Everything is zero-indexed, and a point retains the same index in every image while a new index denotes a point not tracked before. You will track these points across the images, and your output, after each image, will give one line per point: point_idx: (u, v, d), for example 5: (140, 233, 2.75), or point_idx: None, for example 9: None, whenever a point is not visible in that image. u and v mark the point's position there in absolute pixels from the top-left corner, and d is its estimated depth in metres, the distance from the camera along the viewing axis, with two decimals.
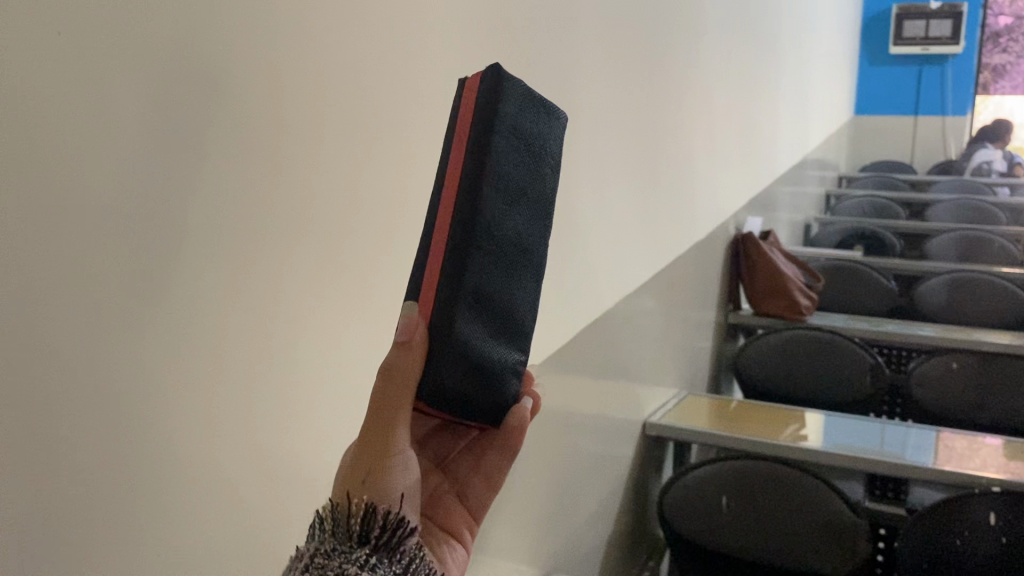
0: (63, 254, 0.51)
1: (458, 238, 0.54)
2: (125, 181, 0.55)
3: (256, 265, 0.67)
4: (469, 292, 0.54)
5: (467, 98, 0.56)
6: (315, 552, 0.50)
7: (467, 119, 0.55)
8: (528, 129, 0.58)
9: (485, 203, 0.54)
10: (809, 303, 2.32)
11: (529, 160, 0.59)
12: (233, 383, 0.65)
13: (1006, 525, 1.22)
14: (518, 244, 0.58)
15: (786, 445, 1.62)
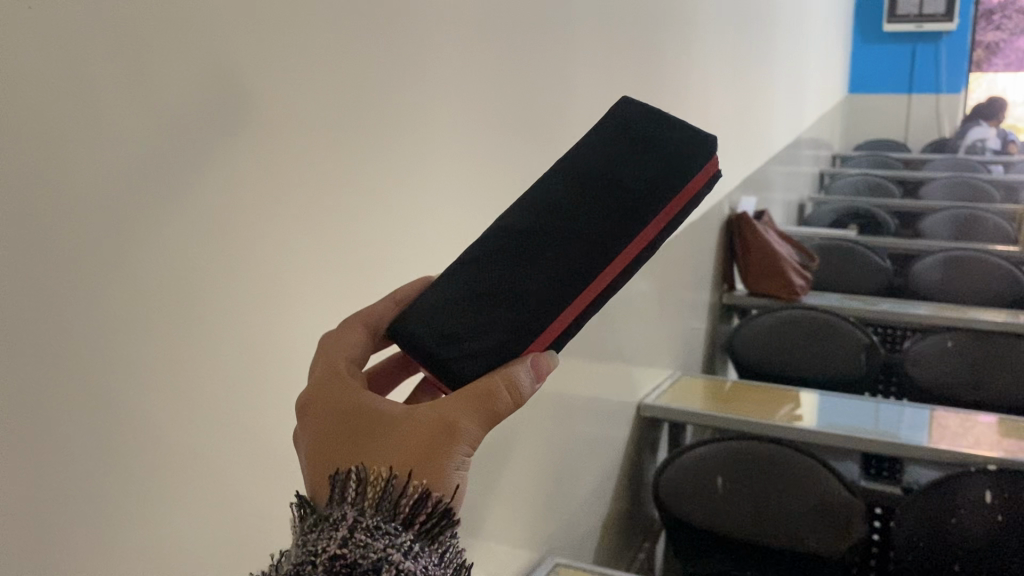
0: (40, 240, 0.50)
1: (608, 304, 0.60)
2: (101, 165, 0.53)
3: (241, 252, 0.66)
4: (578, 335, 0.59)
5: (694, 181, 0.60)
6: (355, 525, 0.46)
7: (686, 204, 0.60)
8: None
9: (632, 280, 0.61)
10: (804, 283, 2.31)
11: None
12: (217, 371, 0.64)
13: (1002, 503, 1.21)
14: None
15: (779, 425, 1.61)
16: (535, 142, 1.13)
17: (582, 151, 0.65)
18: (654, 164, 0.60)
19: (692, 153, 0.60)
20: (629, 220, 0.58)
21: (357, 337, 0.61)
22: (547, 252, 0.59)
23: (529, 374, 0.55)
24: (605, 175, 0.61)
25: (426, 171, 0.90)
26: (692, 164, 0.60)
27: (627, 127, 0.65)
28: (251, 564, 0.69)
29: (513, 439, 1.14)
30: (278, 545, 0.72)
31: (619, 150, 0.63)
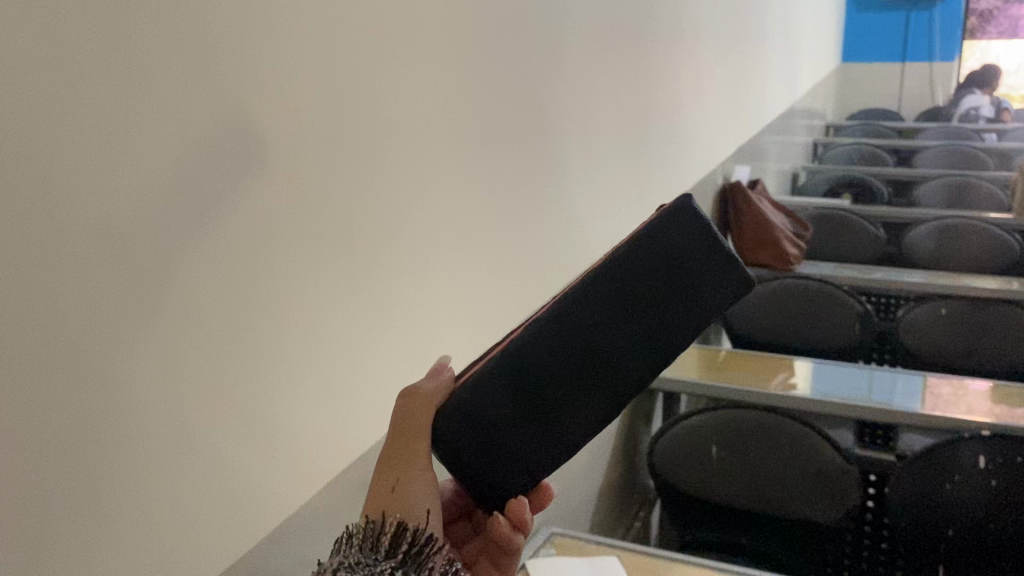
0: (28, 212, 0.48)
1: (555, 330, 0.57)
2: (87, 134, 0.51)
3: (237, 225, 0.64)
4: (524, 360, 0.57)
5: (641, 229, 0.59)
6: (340, 564, 0.46)
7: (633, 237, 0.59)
8: (671, 273, 0.56)
9: (596, 313, 0.56)
10: (797, 252, 2.31)
11: (674, 307, 0.56)
12: (218, 348, 0.63)
13: (995, 468, 1.21)
14: (611, 359, 0.56)
15: (775, 393, 1.61)
16: (528, 111, 1.12)
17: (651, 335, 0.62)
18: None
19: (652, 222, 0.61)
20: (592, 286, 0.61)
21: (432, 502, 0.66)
22: None
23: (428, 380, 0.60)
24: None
25: (425, 141, 0.88)
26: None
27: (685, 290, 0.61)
28: (256, 542, 0.68)
29: None
30: (282, 523, 0.71)
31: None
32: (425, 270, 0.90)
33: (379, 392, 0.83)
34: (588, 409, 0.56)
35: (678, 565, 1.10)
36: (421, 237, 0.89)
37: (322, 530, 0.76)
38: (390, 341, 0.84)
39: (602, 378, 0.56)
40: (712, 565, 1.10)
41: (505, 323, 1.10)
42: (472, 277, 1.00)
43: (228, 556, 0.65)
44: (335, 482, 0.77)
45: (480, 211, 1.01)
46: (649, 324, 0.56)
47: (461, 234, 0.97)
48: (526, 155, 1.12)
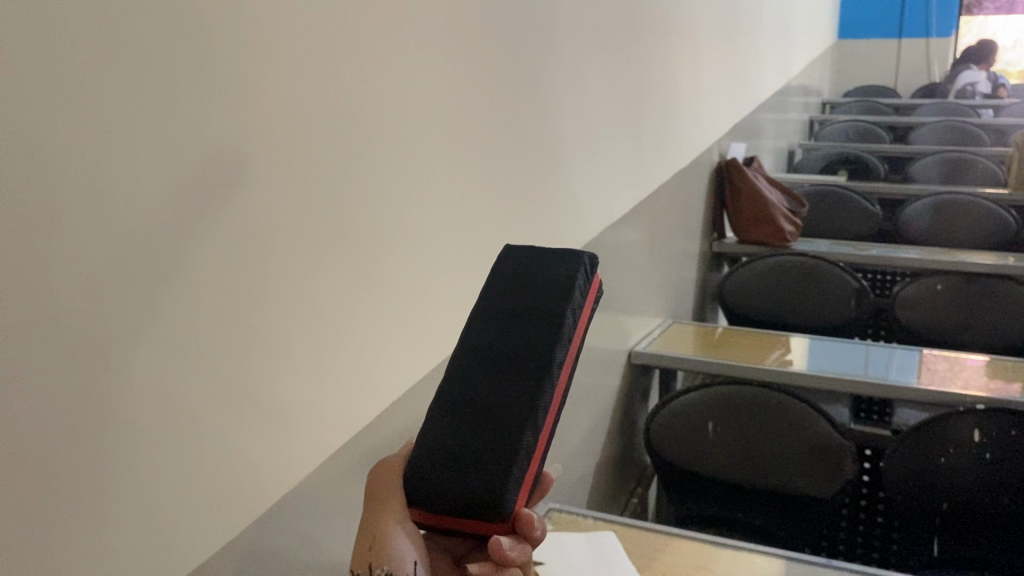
0: (23, 185, 0.47)
1: (463, 363, 0.60)
2: (80, 107, 0.51)
3: (231, 201, 0.63)
4: (445, 403, 0.59)
5: None
6: None
7: None
8: (528, 281, 0.60)
9: (484, 333, 0.60)
10: (793, 229, 2.31)
11: (542, 293, 0.59)
12: (217, 326, 0.62)
13: (991, 441, 1.21)
14: (512, 358, 0.58)
15: (771, 369, 1.62)
16: (523, 86, 1.11)
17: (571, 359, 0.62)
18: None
19: None
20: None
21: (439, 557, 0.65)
22: None
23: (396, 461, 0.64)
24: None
25: (420, 115, 0.88)
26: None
27: None
28: (254, 518, 0.68)
29: None
30: (280, 499, 0.71)
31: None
32: (422, 248, 0.90)
33: (376, 370, 0.83)
34: (507, 420, 0.56)
35: (677, 540, 1.11)
36: (417, 216, 0.88)
37: (319, 507, 0.76)
38: (387, 319, 0.84)
39: (518, 373, 0.57)
40: (710, 539, 1.10)
41: None
42: (468, 255, 1.00)
43: (226, 533, 0.65)
44: (334, 459, 0.77)
45: (477, 190, 1.01)
46: (531, 316, 0.58)
47: (457, 212, 0.97)
48: (522, 131, 1.12)
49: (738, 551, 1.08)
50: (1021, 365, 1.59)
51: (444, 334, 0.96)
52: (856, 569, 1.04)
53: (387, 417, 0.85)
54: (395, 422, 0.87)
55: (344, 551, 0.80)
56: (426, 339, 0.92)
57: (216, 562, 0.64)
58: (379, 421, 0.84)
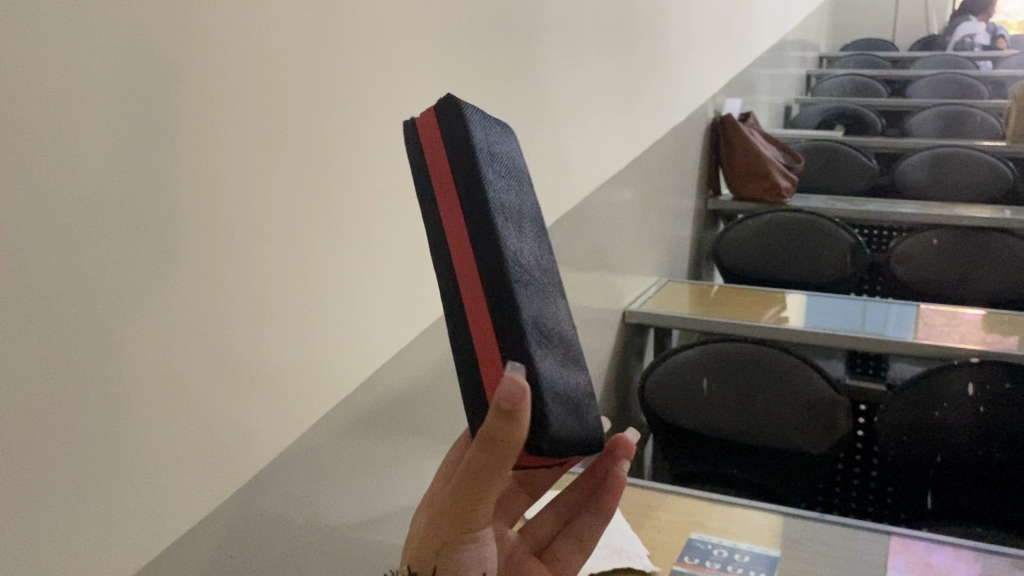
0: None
1: (519, 273, 0.48)
2: (56, 67, 0.49)
3: (210, 162, 0.62)
4: (537, 335, 0.47)
5: (432, 143, 0.49)
6: None
7: (436, 157, 0.49)
8: (504, 163, 0.52)
9: (514, 232, 0.49)
10: (789, 185, 2.32)
11: (515, 180, 0.53)
12: (199, 288, 0.61)
13: (984, 395, 1.21)
14: (537, 264, 0.52)
15: (766, 326, 1.62)
16: (511, 43, 1.09)
17: None
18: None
19: (415, 134, 0.51)
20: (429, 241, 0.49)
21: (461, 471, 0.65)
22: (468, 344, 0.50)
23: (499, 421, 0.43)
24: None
25: (404, 71, 0.86)
26: (412, 155, 0.51)
27: None
28: (243, 480, 0.68)
29: None
30: (269, 461, 0.71)
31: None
32: (407, 209, 0.88)
33: (366, 334, 0.83)
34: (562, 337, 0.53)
35: (671, 499, 1.11)
36: (402, 175, 0.87)
37: (309, 468, 0.76)
38: (373, 281, 0.83)
39: (544, 277, 0.52)
40: (705, 497, 1.11)
41: None
42: None
43: (214, 497, 0.65)
44: (321, 423, 0.77)
45: None
46: (521, 207, 0.52)
47: None
48: (511, 89, 1.10)
49: (733, 507, 1.08)
50: (1017, 318, 1.59)
51: (434, 295, 0.95)
52: (849, 522, 1.05)
53: (376, 380, 0.85)
54: (383, 384, 0.86)
55: (333, 512, 0.80)
56: (415, 300, 0.91)
57: (202, 526, 0.64)
58: (366, 384, 0.83)
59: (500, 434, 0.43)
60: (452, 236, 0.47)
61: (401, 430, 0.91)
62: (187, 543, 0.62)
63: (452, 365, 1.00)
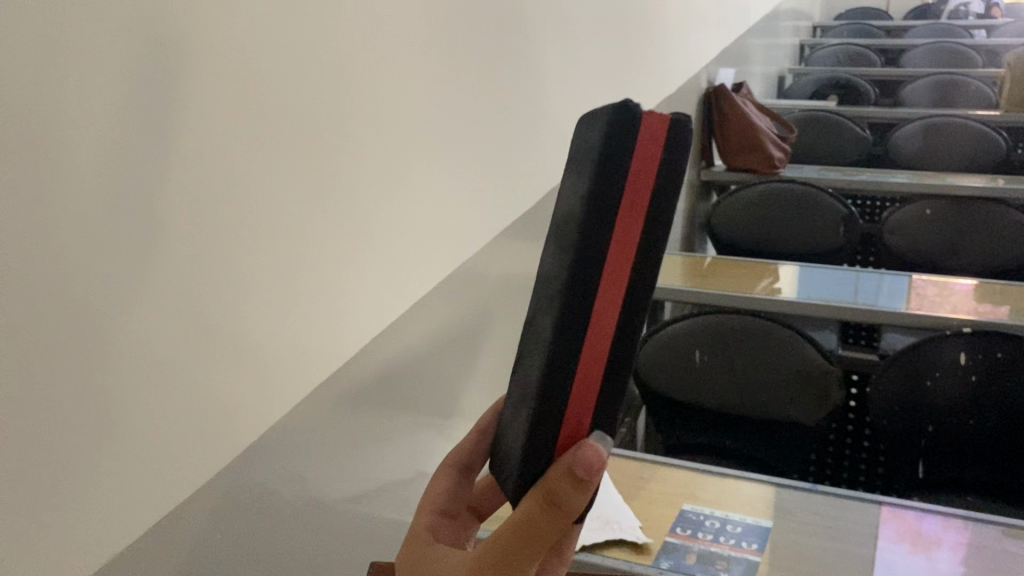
0: None
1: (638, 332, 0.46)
2: (40, 35, 0.48)
3: (197, 132, 0.60)
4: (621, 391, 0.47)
5: (640, 161, 0.43)
6: None
7: (638, 182, 0.43)
8: None
9: None
10: (783, 155, 2.29)
11: None
12: (187, 262, 0.60)
13: (976, 363, 1.21)
14: None
15: (760, 298, 1.62)
16: (503, 12, 1.07)
17: (555, 227, 0.52)
18: (586, 164, 0.45)
19: (611, 129, 0.43)
20: (577, 258, 0.44)
21: (445, 480, 0.64)
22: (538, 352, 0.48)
23: (571, 480, 0.44)
24: (569, 199, 0.48)
25: (394, 40, 0.84)
26: (612, 145, 0.43)
27: (577, 154, 0.49)
28: (234, 453, 0.67)
29: (488, 321, 1.12)
30: (260, 430, 0.70)
31: (578, 158, 0.48)
32: (398, 181, 0.87)
33: (356, 307, 0.82)
34: None
35: (664, 469, 1.11)
36: (391, 146, 0.86)
37: (301, 441, 0.76)
38: (364, 255, 0.83)
39: None
40: (698, 467, 1.11)
41: (485, 230, 1.08)
42: (448, 187, 0.98)
43: (207, 470, 0.64)
44: (313, 397, 0.77)
45: (455, 120, 0.98)
46: None
47: (434, 144, 0.94)
48: (502, 59, 1.08)
49: (726, 478, 1.08)
50: (1009, 288, 1.59)
51: (425, 268, 0.95)
52: (841, 492, 1.05)
53: (367, 353, 0.85)
54: (373, 359, 0.86)
55: (324, 487, 0.80)
56: (405, 274, 0.90)
57: (195, 500, 0.63)
58: (358, 358, 0.83)
59: (563, 496, 0.45)
60: (610, 281, 0.44)
61: (392, 404, 0.91)
62: (179, 517, 0.62)
63: (443, 340, 1.00)
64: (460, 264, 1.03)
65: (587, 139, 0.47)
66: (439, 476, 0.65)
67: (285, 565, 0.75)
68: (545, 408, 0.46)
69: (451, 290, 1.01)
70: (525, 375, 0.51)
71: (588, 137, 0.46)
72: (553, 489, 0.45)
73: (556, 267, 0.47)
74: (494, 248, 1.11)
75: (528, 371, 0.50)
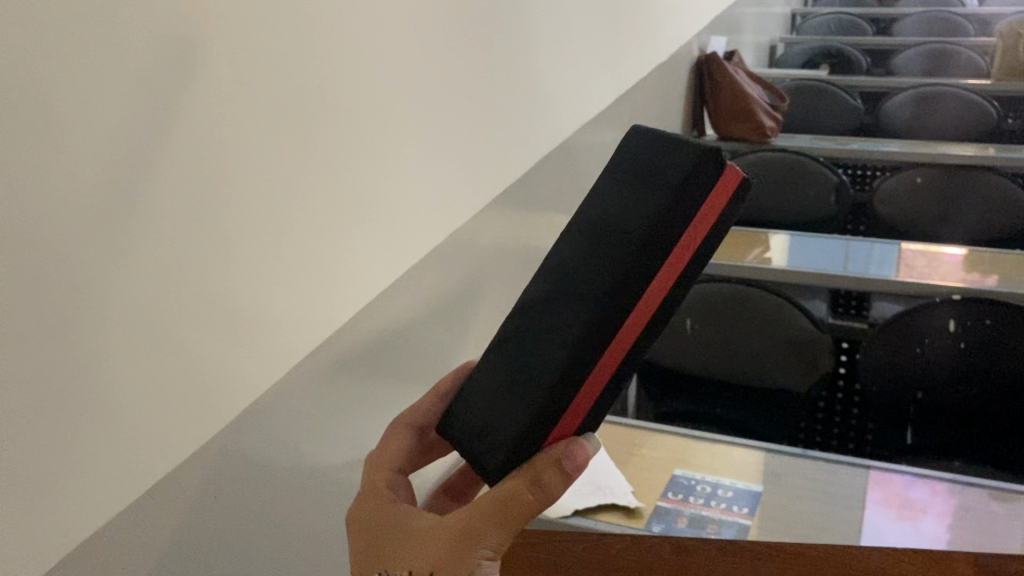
0: None
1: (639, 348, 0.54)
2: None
3: (189, 96, 0.60)
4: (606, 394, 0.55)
5: (711, 206, 0.50)
6: None
7: (703, 222, 0.50)
8: None
9: None
10: (774, 124, 2.29)
11: None
12: (179, 226, 0.60)
13: (965, 330, 1.22)
14: None
15: (751, 267, 1.62)
16: None
17: (585, 219, 0.57)
18: (659, 189, 0.51)
19: (696, 170, 0.50)
20: (633, 270, 0.51)
21: (402, 438, 0.66)
22: (558, 334, 0.53)
23: (557, 471, 0.52)
24: (621, 206, 0.54)
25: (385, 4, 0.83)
26: (696, 181, 0.50)
27: (632, 166, 0.56)
28: (228, 419, 0.67)
29: (480, 290, 1.12)
30: (253, 395, 0.70)
31: (636, 174, 0.54)
32: (390, 148, 0.87)
33: (348, 275, 0.82)
34: None
35: (655, 436, 1.12)
36: (383, 113, 0.85)
37: (293, 407, 0.76)
38: (357, 222, 0.82)
39: None
40: (688, 434, 1.12)
41: (477, 198, 1.08)
42: (441, 155, 0.98)
43: (201, 436, 0.65)
44: (306, 363, 0.77)
45: (447, 88, 0.97)
46: None
47: (426, 111, 0.93)
48: (494, 26, 1.07)
49: (716, 443, 1.09)
50: (998, 256, 1.60)
51: (418, 236, 0.94)
52: (830, 457, 1.06)
53: (360, 320, 0.85)
54: (366, 326, 0.86)
55: (317, 453, 0.80)
56: (397, 242, 0.90)
57: (188, 465, 0.64)
58: (351, 325, 0.83)
59: (549, 482, 0.52)
60: (647, 299, 0.51)
61: (384, 372, 0.91)
62: (172, 482, 0.62)
63: (434, 308, 1.00)
64: (453, 231, 1.02)
65: (657, 163, 0.54)
66: (394, 434, 0.67)
67: (278, 532, 0.75)
68: (562, 392, 0.52)
69: (443, 259, 1.01)
70: (522, 358, 0.56)
71: (661, 164, 0.53)
72: (537, 474, 0.52)
73: (595, 266, 0.53)
74: (485, 217, 1.11)
75: (536, 352, 0.55)
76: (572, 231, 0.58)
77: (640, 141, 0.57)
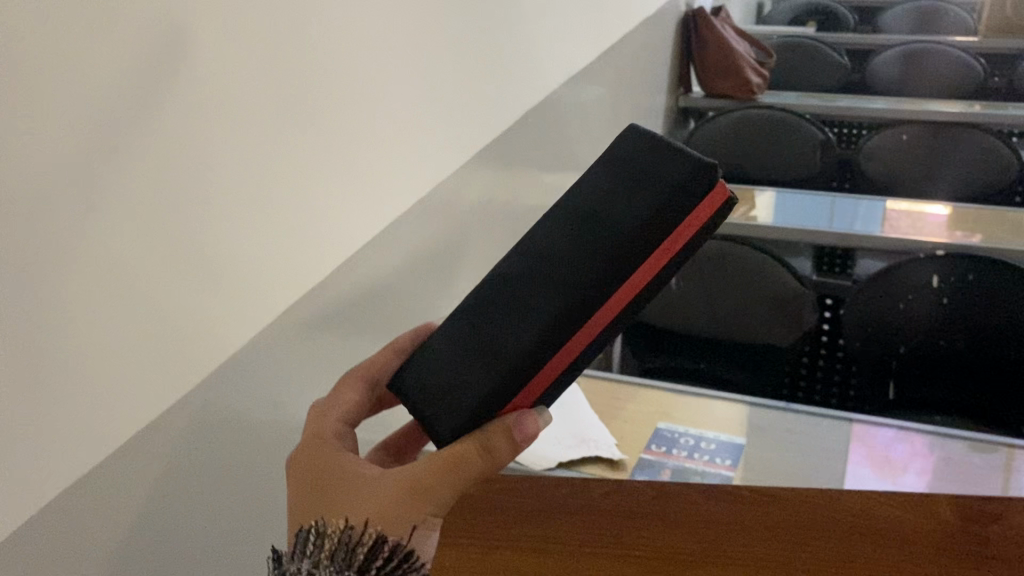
0: None
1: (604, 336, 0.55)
2: None
3: (165, 40, 0.58)
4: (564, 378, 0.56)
5: (701, 215, 0.52)
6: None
7: (690, 230, 0.52)
8: None
9: None
10: (760, 82, 2.26)
11: None
12: (157, 174, 0.58)
13: (948, 286, 1.22)
14: None
15: (736, 224, 1.62)
16: None
17: (571, 203, 0.58)
18: (651, 193, 0.53)
19: (692, 181, 0.52)
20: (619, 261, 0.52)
21: (356, 392, 0.65)
22: (533, 310, 0.54)
23: (506, 440, 0.52)
24: (611, 201, 0.55)
25: None
26: (692, 191, 0.52)
27: (624, 163, 0.57)
28: (208, 371, 0.66)
29: (462, 246, 1.11)
30: (233, 348, 0.69)
31: (628, 175, 0.56)
32: (370, 99, 0.85)
33: (329, 229, 0.81)
34: None
35: (639, 391, 1.12)
36: (363, 62, 0.83)
37: (272, 361, 0.75)
38: (337, 175, 0.81)
39: None
40: (671, 389, 1.12)
41: (459, 152, 1.06)
42: (423, 107, 0.96)
43: (180, 387, 0.64)
44: (286, 316, 0.76)
45: (429, 39, 0.95)
46: None
47: (407, 62, 0.91)
48: None
49: (699, 398, 1.09)
50: (982, 213, 1.60)
51: (399, 190, 0.93)
52: (812, 411, 1.06)
53: (340, 274, 0.83)
54: (346, 280, 0.85)
55: (297, 407, 0.80)
56: (378, 197, 0.89)
57: (168, 418, 0.63)
58: (330, 279, 0.82)
59: (497, 450, 0.52)
60: (624, 292, 0.52)
61: (364, 326, 0.90)
62: (152, 434, 0.62)
63: (416, 263, 0.99)
64: (435, 186, 1.01)
65: (650, 167, 0.55)
66: (347, 385, 0.66)
67: (257, 484, 0.75)
68: (530, 366, 0.53)
69: (425, 213, 0.99)
70: (490, 326, 0.57)
71: (658, 168, 0.54)
72: (485, 440, 0.52)
73: (578, 253, 0.54)
74: (468, 171, 1.09)
75: (507, 323, 0.55)
76: (555, 212, 0.59)
77: (636, 141, 0.58)
